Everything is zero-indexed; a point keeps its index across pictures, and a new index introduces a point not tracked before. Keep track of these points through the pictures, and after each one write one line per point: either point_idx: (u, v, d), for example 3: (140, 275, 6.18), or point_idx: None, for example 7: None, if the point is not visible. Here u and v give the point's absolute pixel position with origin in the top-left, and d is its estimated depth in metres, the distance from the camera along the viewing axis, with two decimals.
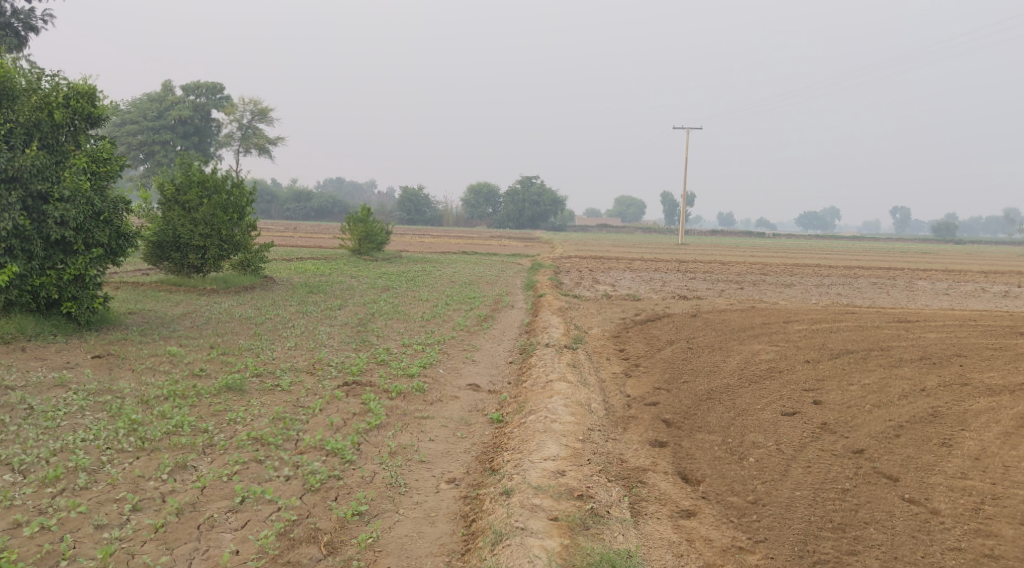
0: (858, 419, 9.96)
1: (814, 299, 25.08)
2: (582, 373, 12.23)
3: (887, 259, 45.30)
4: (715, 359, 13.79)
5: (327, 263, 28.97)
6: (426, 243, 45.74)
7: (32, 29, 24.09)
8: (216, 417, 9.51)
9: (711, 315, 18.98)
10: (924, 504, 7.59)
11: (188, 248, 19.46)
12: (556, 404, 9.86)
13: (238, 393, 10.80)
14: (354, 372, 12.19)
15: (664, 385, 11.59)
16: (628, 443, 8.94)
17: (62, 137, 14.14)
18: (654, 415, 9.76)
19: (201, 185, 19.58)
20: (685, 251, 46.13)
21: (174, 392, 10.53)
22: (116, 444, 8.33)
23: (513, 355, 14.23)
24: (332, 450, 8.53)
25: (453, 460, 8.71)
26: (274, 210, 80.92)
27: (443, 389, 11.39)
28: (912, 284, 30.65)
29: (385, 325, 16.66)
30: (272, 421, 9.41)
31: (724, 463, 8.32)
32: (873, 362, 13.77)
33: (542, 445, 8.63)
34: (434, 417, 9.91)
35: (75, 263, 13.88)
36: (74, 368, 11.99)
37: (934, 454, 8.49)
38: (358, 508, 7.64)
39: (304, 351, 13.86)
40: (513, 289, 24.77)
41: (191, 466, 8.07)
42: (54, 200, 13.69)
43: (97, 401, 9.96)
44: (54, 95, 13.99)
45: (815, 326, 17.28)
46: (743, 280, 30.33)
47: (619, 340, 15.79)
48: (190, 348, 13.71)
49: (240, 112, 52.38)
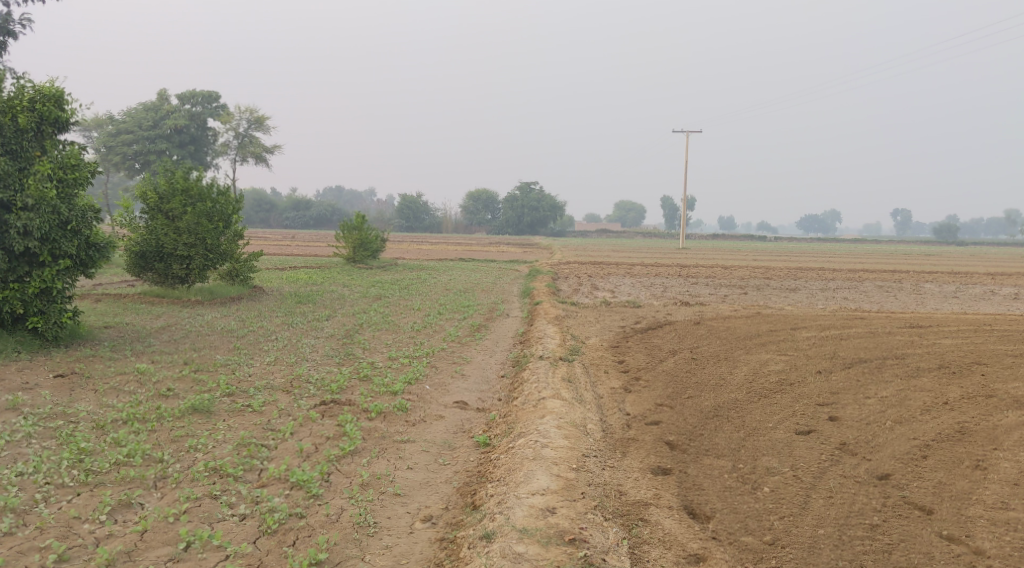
0: (880, 437, 9.09)
1: (823, 304, 24.20)
2: (577, 388, 11.34)
3: (889, 261, 44.56)
4: (721, 371, 12.90)
5: (320, 271, 28.06)
6: (424, 250, 44.95)
7: (9, 34, 23.27)
8: (175, 444, 8.65)
9: (714, 322, 18.11)
10: (966, 543, 6.75)
11: (172, 259, 18.55)
12: (548, 426, 9.00)
13: (205, 415, 9.95)
14: (334, 389, 11.33)
15: (666, 401, 10.72)
16: (627, 471, 8.07)
17: (27, 143, 13.28)
18: (656, 437, 8.88)
19: (184, 193, 18.71)
20: (686, 255, 45.23)
21: (133, 415, 9.66)
22: (54, 478, 7.48)
23: (506, 368, 13.37)
24: (297, 482, 7.66)
25: (432, 492, 7.84)
26: (273, 219, 80.03)
27: (428, 408, 10.51)
28: (920, 287, 29.83)
29: (372, 337, 15.79)
30: (236, 448, 8.54)
31: (736, 495, 7.44)
32: (889, 372, 12.89)
33: (530, 476, 7.75)
34: (414, 440, 9.03)
35: (40, 276, 13.02)
36: (33, 389, 11.14)
37: (969, 479, 7.62)
38: (317, 555, 6.77)
39: (282, 367, 12.99)
40: (509, 297, 23.90)
41: (136, 504, 7.23)
42: (17, 209, 12.85)
43: (47, 427, 9.07)
44: (18, 99, 13.16)
45: (825, 333, 16.41)
46: (745, 284, 29.45)
47: (619, 350, 14.91)
48: (162, 364, 12.84)
49: (236, 121, 51.46)
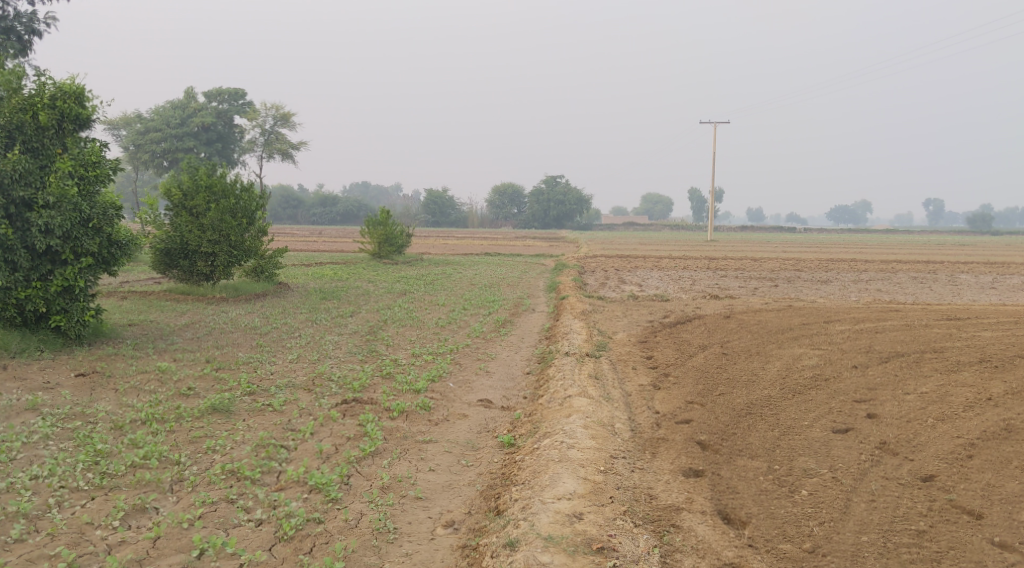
0: (921, 436, 8.70)
1: (855, 297, 23.68)
2: (605, 386, 11.04)
3: (921, 251, 43.75)
4: (753, 366, 12.53)
5: (346, 267, 27.93)
6: (450, 245, 44.77)
7: (35, 32, 23.30)
8: (193, 445, 8.46)
9: (745, 316, 17.69)
10: (1019, 550, 6.39)
11: (196, 256, 18.45)
12: (575, 426, 8.71)
13: (224, 415, 9.76)
14: (357, 388, 11.11)
15: (697, 399, 10.38)
16: (657, 473, 7.76)
17: (48, 140, 13.15)
18: (687, 437, 8.56)
19: (208, 190, 18.58)
20: (713, 248, 44.69)
21: (152, 415, 9.49)
22: (69, 481, 7.32)
23: (531, 365, 13.10)
24: (315, 485, 7.44)
25: (455, 496, 7.58)
26: (300, 216, 80.32)
27: (451, 406, 10.26)
28: (955, 278, 29.15)
29: (396, 333, 15.58)
30: (254, 450, 8.33)
31: (773, 499, 7.11)
32: (927, 366, 12.45)
33: (556, 479, 7.47)
34: (437, 441, 8.78)
35: (63, 274, 12.92)
36: (53, 388, 11.03)
37: (1020, 481, 7.25)
38: (334, 563, 6.54)
39: (305, 364, 12.79)
40: (535, 292, 23.60)
41: (151, 509, 7.05)
42: (39, 207, 12.73)
43: (65, 427, 8.92)
44: (39, 96, 13.05)
45: (859, 327, 15.97)
46: (775, 276, 28.95)
47: (647, 346, 14.58)
48: (183, 363, 12.70)
49: (262, 118, 51.47)
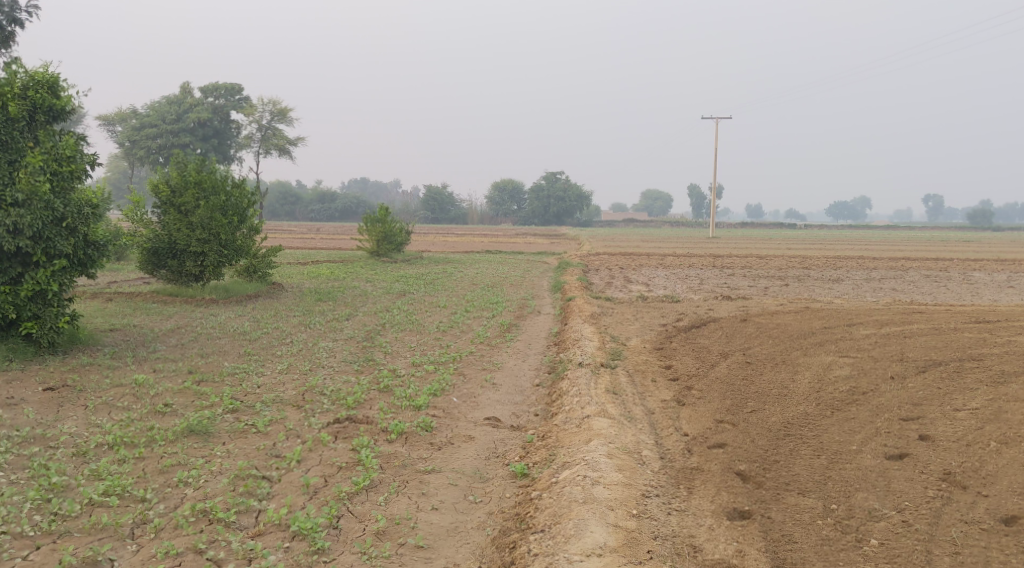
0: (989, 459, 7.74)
1: (872, 297, 22.61)
2: (625, 403, 10.02)
3: (926, 248, 42.77)
4: (781, 378, 11.50)
5: (344, 266, 26.86)
6: (450, 242, 43.67)
7: (16, 22, 22.24)
8: (163, 474, 7.48)
9: (762, 319, 16.64)
10: None
11: (185, 255, 17.36)
12: (596, 455, 7.72)
13: (203, 437, 8.71)
14: (351, 405, 10.07)
15: (727, 418, 9.36)
16: (698, 515, 6.83)
17: (19, 133, 12.07)
18: (724, 466, 7.58)
19: (198, 186, 17.51)
20: (716, 245, 43.50)
21: (120, 439, 8.43)
22: (12, 526, 6.48)
23: (540, 376, 12.08)
24: (299, 531, 6.60)
25: (462, 544, 6.68)
26: (298, 212, 79.25)
27: (455, 427, 9.22)
28: (968, 276, 28.21)
29: (395, 338, 14.54)
30: (234, 481, 7.33)
31: (839, 553, 6.29)
32: (970, 377, 11.40)
33: (582, 528, 6.54)
34: (441, 471, 7.74)
35: (34, 278, 11.84)
36: (16, 404, 9.97)
37: None
38: None
39: (295, 376, 11.75)
40: (539, 292, 22.53)
41: (103, 562, 6.26)
42: (7, 206, 11.64)
43: (19, 454, 7.89)
44: (10, 85, 12.00)
45: (886, 331, 14.90)
46: (785, 275, 27.88)
47: (664, 354, 13.54)
48: (164, 374, 11.65)
49: (259, 113, 50.37)
